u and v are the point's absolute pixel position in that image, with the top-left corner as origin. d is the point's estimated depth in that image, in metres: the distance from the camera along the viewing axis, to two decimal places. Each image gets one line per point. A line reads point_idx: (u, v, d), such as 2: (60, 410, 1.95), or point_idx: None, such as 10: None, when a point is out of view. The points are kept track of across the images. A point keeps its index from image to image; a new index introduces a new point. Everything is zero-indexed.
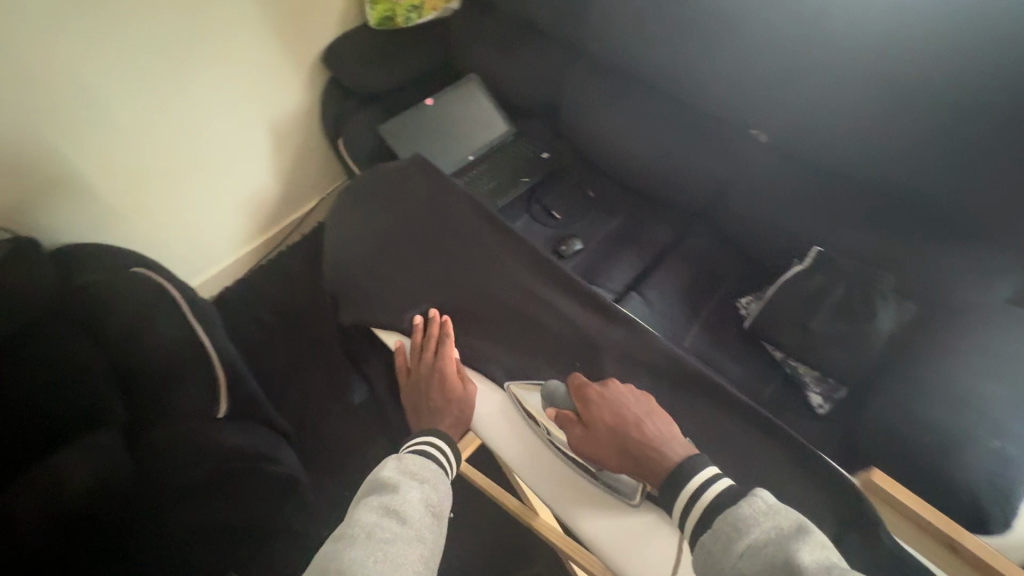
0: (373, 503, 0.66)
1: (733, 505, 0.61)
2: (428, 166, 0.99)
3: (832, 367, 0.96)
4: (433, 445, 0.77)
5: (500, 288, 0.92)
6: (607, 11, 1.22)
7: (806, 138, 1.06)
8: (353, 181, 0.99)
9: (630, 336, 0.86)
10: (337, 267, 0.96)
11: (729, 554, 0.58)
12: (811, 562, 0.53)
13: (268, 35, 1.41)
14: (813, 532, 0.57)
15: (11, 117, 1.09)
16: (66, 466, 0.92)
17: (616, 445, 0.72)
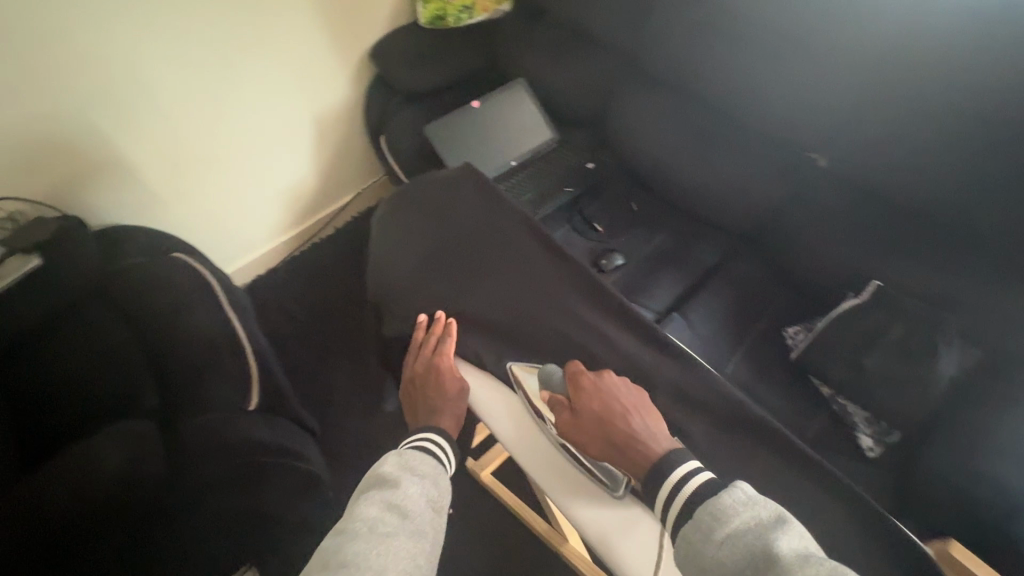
0: (374, 497, 0.65)
1: (713, 496, 0.60)
2: (480, 178, 0.94)
3: (884, 408, 0.91)
4: (434, 441, 0.76)
5: (546, 311, 0.86)
6: (665, 24, 1.19)
7: (867, 166, 1.01)
8: (401, 188, 0.95)
9: (685, 372, 0.79)
10: (377, 274, 0.91)
11: (710, 543, 0.57)
12: (789, 552, 0.53)
13: (318, 29, 1.41)
14: (790, 522, 0.57)
15: (66, 100, 1.12)
16: (102, 451, 0.96)
17: (602, 433, 0.71)
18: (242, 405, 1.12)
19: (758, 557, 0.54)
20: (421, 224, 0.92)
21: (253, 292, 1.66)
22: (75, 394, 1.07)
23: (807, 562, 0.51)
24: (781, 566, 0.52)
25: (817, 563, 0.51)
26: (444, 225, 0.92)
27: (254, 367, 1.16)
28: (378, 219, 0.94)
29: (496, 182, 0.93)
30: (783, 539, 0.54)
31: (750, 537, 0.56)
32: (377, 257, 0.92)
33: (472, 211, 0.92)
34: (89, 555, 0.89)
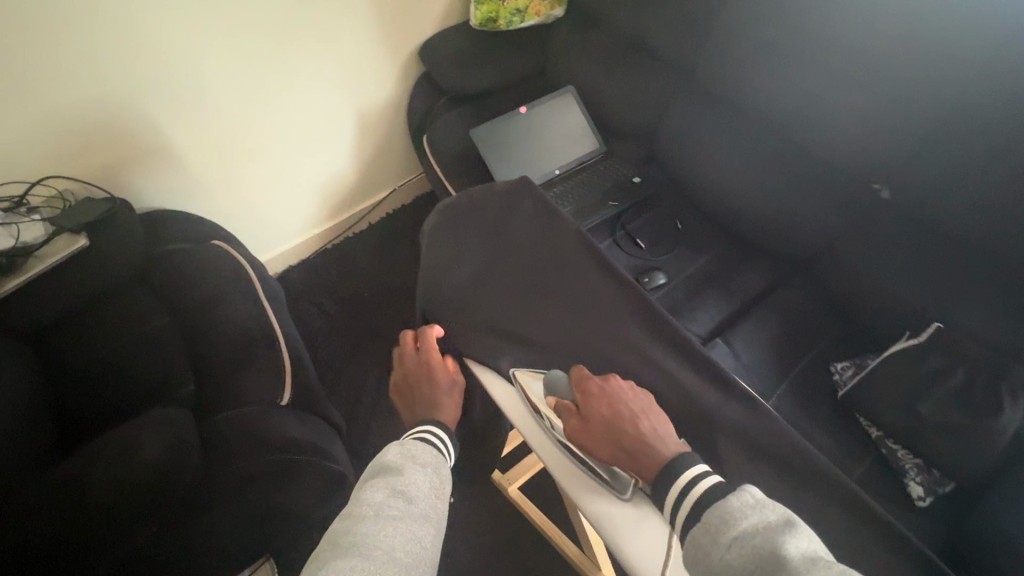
0: (379, 484, 0.63)
1: (721, 498, 0.58)
2: (538, 196, 0.91)
3: (937, 457, 0.87)
4: (433, 431, 0.73)
5: (607, 339, 0.80)
6: (727, 42, 1.16)
7: (932, 203, 0.96)
8: (456, 197, 0.93)
9: (754, 419, 0.72)
10: (425, 284, 0.86)
11: (718, 545, 0.55)
12: (797, 553, 0.51)
13: (369, 25, 1.40)
14: (800, 526, 0.54)
15: (120, 84, 1.13)
16: (140, 439, 0.96)
17: (612, 438, 0.67)
18: (275, 400, 1.11)
19: (766, 559, 0.51)
20: (481, 238, 0.88)
21: (284, 283, 1.66)
22: (113, 378, 1.10)
23: (817, 566, 0.49)
24: (789, 567, 0.50)
25: (827, 565, 0.49)
26: (501, 239, 0.88)
27: (289, 365, 1.16)
28: (431, 226, 0.91)
29: (556, 202, 0.90)
30: (792, 541, 0.52)
31: (757, 539, 0.53)
32: (428, 264, 0.87)
33: (533, 230, 0.89)
34: (117, 542, 0.89)
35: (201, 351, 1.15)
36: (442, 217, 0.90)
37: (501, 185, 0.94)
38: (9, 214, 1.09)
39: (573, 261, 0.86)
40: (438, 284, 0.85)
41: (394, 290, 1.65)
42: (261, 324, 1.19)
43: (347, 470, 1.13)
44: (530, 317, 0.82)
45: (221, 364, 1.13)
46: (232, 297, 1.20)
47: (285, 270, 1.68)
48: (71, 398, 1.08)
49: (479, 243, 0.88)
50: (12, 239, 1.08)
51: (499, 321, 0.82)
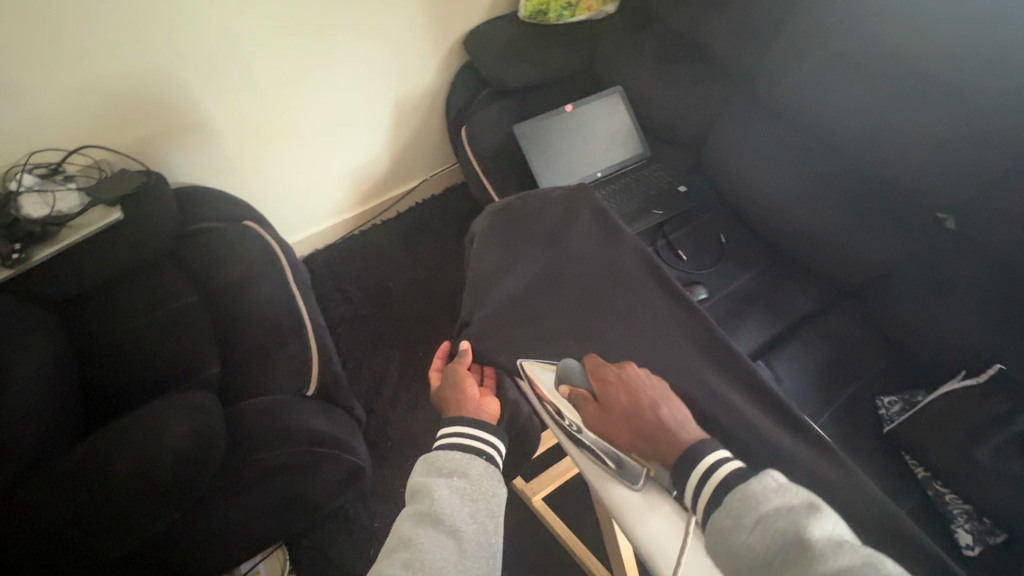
0: (409, 513, 0.61)
1: (742, 481, 0.56)
2: (597, 207, 0.90)
3: (991, 506, 0.83)
4: (456, 433, 0.67)
5: (665, 366, 0.76)
6: (792, 54, 1.12)
7: (1000, 237, 0.90)
8: (509, 202, 0.91)
9: (826, 462, 0.68)
10: (475, 286, 0.83)
11: (740, 528, 0.53)
12: (822, 538, 0.50)
13: (417, 11, 1.36)
14: (823, 508, 0.53)
15: (164, 56, 1.11)
16: (169, 423, 0.92)
17: (633, 427, 0.64)
18: (300, 390, 1.10)
19: (791, 545, 0.50)
20: (538, 249, 0.86)
21: (310, 266, 1.64)
22: (139, 354, 1.09)
23: (841, 550, 0.48)
24: (813, 551, 0.49)
25: (851, 549, 0.48)
26: (556, 248, 0.86)
27: (315, 352, 1.15)
28: (481, 229, 0.89)
29: (616, 215, 0.89)
30: (815, 524, 0.50)
31: (779, 522, 0.52)
32: (479, 268, 0.85)
33: (592, 249, 0.86)
34: (143, 525, 0.86)
35: (228, 333, 1.13)
36: (497, 224, 0.89)
37: (561, 195, 0.91)
38: (45, 180, 1.08)
39: (634, 286, 0.83)
40: (488, 289, 0.82)
41: (421, 282, 1.62)
42: (291, 310, 1.17)
43: (366, 465, 1.10)
44: (582, 336, 0.79)
45: (248, 347, 1.11)
46: (263, 280, 1.18)
47: (311, 253, 1.66)
48: (97, 370, 1.08)
49: (534, 254, 0.86)
50: (46, 207, 1.06)
51: (550, 336, 0.79)
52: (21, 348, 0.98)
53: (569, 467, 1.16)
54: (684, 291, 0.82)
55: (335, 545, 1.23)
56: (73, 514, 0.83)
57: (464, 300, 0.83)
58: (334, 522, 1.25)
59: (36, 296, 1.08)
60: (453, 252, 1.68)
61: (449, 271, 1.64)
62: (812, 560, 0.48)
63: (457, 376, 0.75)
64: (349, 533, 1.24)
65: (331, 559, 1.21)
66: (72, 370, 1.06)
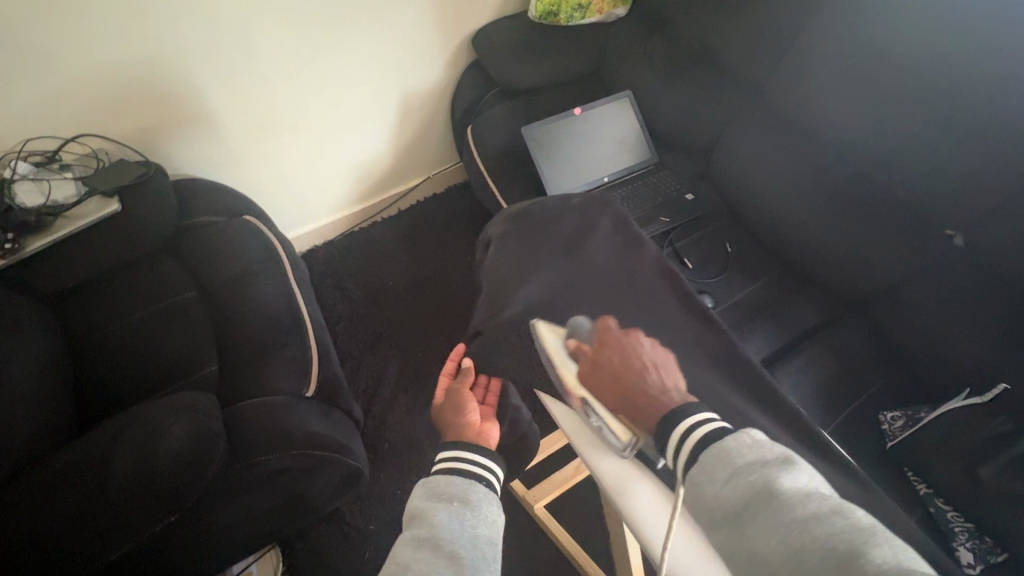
0: (406, 539, 0.59)
1: (719, 439, 0.55)
2: (617, 215, 0.90)
3: (994, 527, 0.83)
4: (455, 460, 0.67)
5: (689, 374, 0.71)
6: (804, 66, 1.11)
7: (1011, 255, 0.89)
8: (527, 205, 0.90)
9: (839, 480, 0.67)
10: (492, 288, 0.81)
11: (714, 484, 0.53)
12: (794, 491, 0.49)
13: (426, 7, 1.34)
14: (797, 464, 0.52)
15: (165, 45, 1.08)
16: (166, 424, 0.89)
17: (619, 385, 0.63)
18: (300, 391, 1.07)
19: (762, 498, 0.49)
20: (557, 250, 0.85)
21: (309, 262, 1.62)
22: (135, 349, 1.07)
23: (810, 500, 0.48)
24: (783, 503, 0.48)
25: (820, 498, 0.48)
26: (579, 253, 0.84)
27: (313, 351, 1.13)
28: (498, 232, 0.89)
29: (637, 226, 0.89)
30: (787, 476, 0.50)
31: (752, 475, 0.51)
32: (496, 270, 0.83)
33: (613, 255, 0.86)
34: (139, 531, 0.83)
35: (226, 331, 1.11)
36: (515, 227, 0.88)
37: (581, 201, 0.91)
38: (40, 168, 1.05)
39: (654, 293, 0.83)
40: (506, 289, 0.80)
41: (421, 281, 1.60)
42: (291, 308, 1.16)
43: (363, 468, 1.08)
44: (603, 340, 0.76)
45: (246, 346, 1.10)
46: (264, 278, 1.17)
47: (311, 249, 1.64)
48: (92, 366, 1.06)
49: (553, 255, 0.84)
50: (41, 196, 1.04)
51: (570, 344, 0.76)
52: (14, 340, 0.96)
53: (570, 475, 1.15)
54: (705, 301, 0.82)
55: (331, 548, 1.21)
56: (62, 517, 0.80)
57: (480, 302, 0.82)
58: (329, 523, 1.24)
59: (30, 291, 1.06)
60: (455, 252, 1.66)
61: (450, 271, 1.63)
62: (781, 511, 0.48)
63: (461, 397, 0.79)
64: (344, 536, 1.23)
65: (326, 560, 1.20)
66: (65, 363, 1.04)
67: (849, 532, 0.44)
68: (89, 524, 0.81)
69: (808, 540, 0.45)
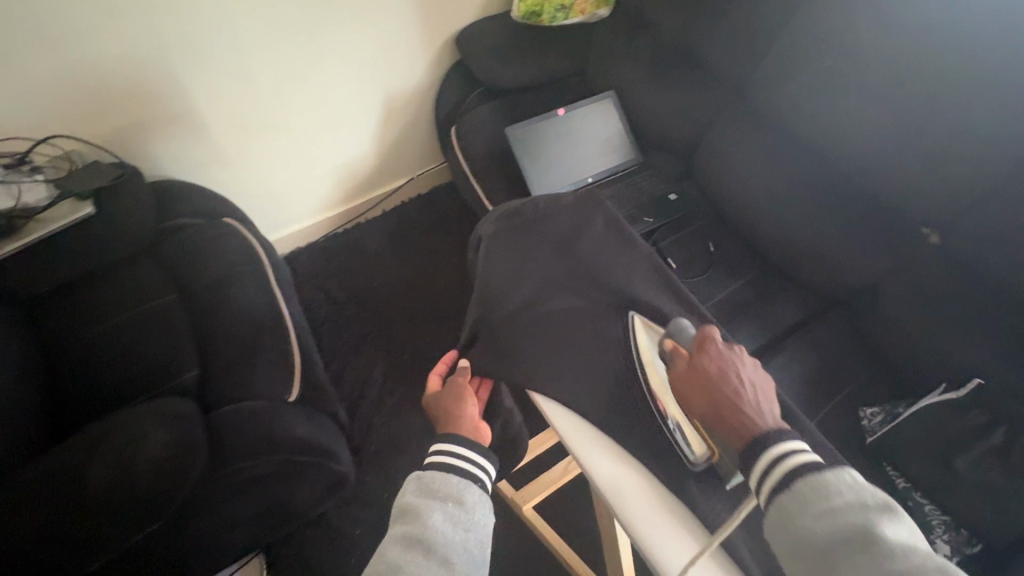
0: (398, 534, 0.59)
1: (816, 471, 0.57)
2: (610, 214, 0.90)
3: (968, 518, 0.85)
4: (451, 455, 0.66)
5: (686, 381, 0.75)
6: (783, 67, 1.13)
7: (984, 253, 0.92)
8: (518, 205, 0.90)
9: None
10: (484, 292, 0.82)
11: (805, 514, 0.55)
12: (895, 540, 0.50)
13: (409, 6, 1.33)
14: (898, 513, 0.53)
15: (142, 45, 1.06)
16: (146, 431, 0.87)
17: (711, 400, 0.66)
18: (284, 396, 1.06)
19: (861, 540, 0.51)
20: (553, 254, 0.85)
21: (292, 265, 1.60)
22: (112, 355, 1.05)
23: (915, 554, 0.49)
24: (884, 550, 0.50)
25: (923, 554, 0.49)
26: (570, 255, 0.85)
27: (298, 356, 1.11)
28: (490, 232, 0.88)
29: (628, 226, 0.89)
30: (888, 525, 0.52)
31: (852, 517, 0.53)
32: (488, 272, 0.83)
33: (608, 256, 0.85)
34: (120, 540, 0.81)
35: (207, 335, 1.09)
36: (507, 228, 0.88)
37: (574, 200, 0.91)
38: (10, 171, 1.02)
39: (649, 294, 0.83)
40: (500, 296, 0.81)
41: (407, 282, 1.59)
42: (274, 312, 1.14)
43: (350, 472, 1.08)
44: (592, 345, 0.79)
45: (228, 350, 1.08)
46: (246, 281, 1.15)
47: (294, 251, 1.62)
48: (66, 373, 1.03)
49: (548, 258, 0.85)
50: (11, 199, 1.00)
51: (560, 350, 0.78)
52: None
53: (557, 476, 1.15)
54: (698, 301, 0.82)
55: (317, 554, 1.20)
56: (37, 529, 0.78)
57: (472, 305, 0.82)
58: (315, 529, 1.22)
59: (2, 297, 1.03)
60: (440, 253, 1.65)
61: (436, 273, 1.62)
62: (882, 557, 0.50)
63: (460, 392, 0.74)
64: (330, 542, 1.21)
65: (312, 566, 1.18)
66: (38, 370, 1.01)
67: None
68: (65, 535, 0.79)
69: None
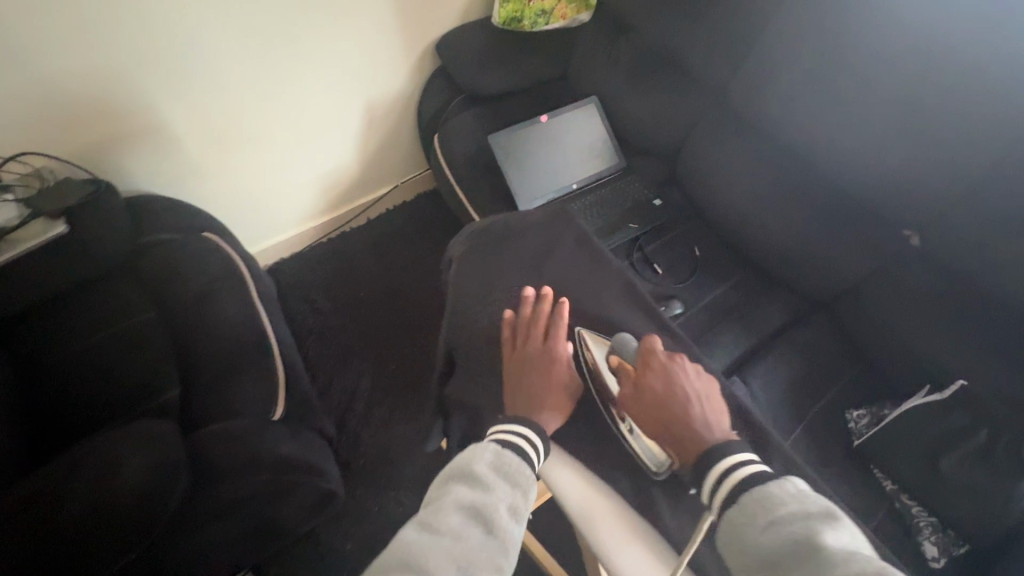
0: (462, 498, 0.57)
1: (760, 481, 0.58)
2: (580, 231, 0.92)
3: (954, 519, 0.86)
4: (529, 441, 0.65)
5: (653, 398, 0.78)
6: (762, 70, 1.13)
7: (963, 255, 0.93)
8: (487, 224, 0.92)
9: None
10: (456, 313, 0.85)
11: (753, 526, 0.55)
12: (833, 544, 0.49)
13: (389, 14, 1.32)
14: (842, 519, 0.52)
15: (115, 59, 1.04)
16: (125, 456, 0.85)
17: (659, 415, 0.69)
18: (268, 414, 1.04)
19: (801, 546, 0.51)
20: (521, 274, 0.88)
21: (276, 276, 1.58)
22: (91, 375, 1.02)
23: (851, 557, 0.47)
24: (822, 556, 0.49)
25: (860, 557, 0.47)
26: (542, 274, 0.87)
27: (281, 372, 1.10)
28: (460, 253, 0.91)
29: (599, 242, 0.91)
30: (828, 531, 0.50)
31: (793, 525, 0.52)
32: (457, 295, 0.86)
33: (578, 275, 0.88)
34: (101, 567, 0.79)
35: (187, 353, 1.07)
36: (476, 249, 0.90)
37: (544, 217, 0.93)
38: None
39: (621, 309, 0.85)
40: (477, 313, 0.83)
41: (392, 291, 1.58)
42: (256, 327, 1.12)
43: (337, 488, 1.06)
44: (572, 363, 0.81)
45: (209, 368, 1.06)
46: (226, 296, 1.13)
47: (277, 262, 1.60)
48: (40, 395, 1.01)
49: (517, 279, 0.87)
50: None
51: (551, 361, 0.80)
52: None
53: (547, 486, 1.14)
54: (671, 319, 0.83)
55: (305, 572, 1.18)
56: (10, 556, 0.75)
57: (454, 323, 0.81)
58: (303, 547, 1.20)
59: None
60: (426, 261, 1.64)
61: (422, 282, 1.60)
62: (819, 563, 0.48)
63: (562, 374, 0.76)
64: (319, 559, 1.20)
65: None
66: (11, 393, 0.98)
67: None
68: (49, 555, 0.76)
69: None
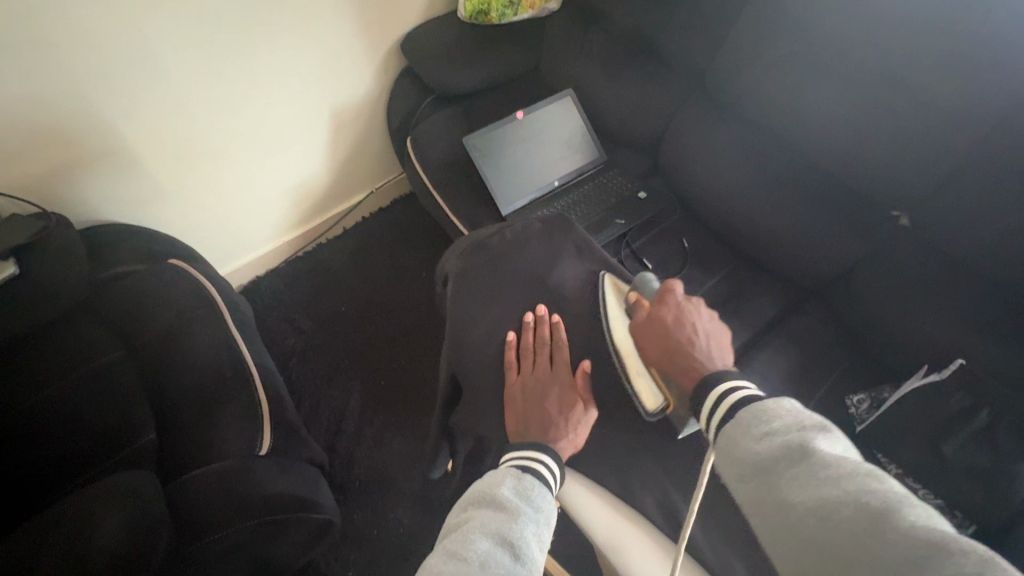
0: (486, 524, 0.53)
1: (757, 400, 0.56)
2: (580, 239, 0.90)
3: (961, 502, 0.85)
4: (544, 465, 0.63)
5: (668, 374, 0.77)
6: (739, 55, 1.10)
7: (955, 235, 0.92)
8: (486, 235, 0.89)
9: None
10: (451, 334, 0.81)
11: (748, 438, 0.53)
12: (829, 452, 0.49)
13: (349, 16, 1.25)
14: (835, 431, 0.52)
15: (57, 83, 0.96)
16: (102, 516, 0.79)
17: (663, 343, 0.68)
18: (252, 450, 0.99)
19: (797, 455, 0.50)
20: (523, 287, 0.84)
21: (250, 297, 1.51)
22: (58, 424, 0.95)
23: (846, 462, 0.48)
24: (819, 463, 0.48)
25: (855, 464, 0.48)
26: (545, 284, 0.85)
27: (266, 402, 1.04)
28: (457, 268, 0.86)
29: (600, 249, 0.90)
30: (824, 440, 0.50)
31: (789, 435, 0.51)
32: (454, 313, 0.82)
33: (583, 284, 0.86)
34: None
35: (163, 392, 1.02)
36: (473, 262, 0.86)
37: (542, 224, 0.91)
38: None
39: None
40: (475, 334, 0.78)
41: (376, 303, 1.53)
42: (235, 358, 1.07)
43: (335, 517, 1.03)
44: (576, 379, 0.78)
45: (188, 406, 1.00)
46: (200, 327, 1.08)
47: (251, 282, 1.53)
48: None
49: (519, 293, 0.84)
50: None
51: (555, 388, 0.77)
52: None
53: None
54: None
55: None
56: None
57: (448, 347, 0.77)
58: None
59: None
60: (408, 269, 1.59)
61: (406, 290, 1.55)
62: (815, 469, 0.48)
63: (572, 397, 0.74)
64: None
65: None
66: None
67: (882, 492, 0.44)
68: None
69: (840, 497, 0.45)
